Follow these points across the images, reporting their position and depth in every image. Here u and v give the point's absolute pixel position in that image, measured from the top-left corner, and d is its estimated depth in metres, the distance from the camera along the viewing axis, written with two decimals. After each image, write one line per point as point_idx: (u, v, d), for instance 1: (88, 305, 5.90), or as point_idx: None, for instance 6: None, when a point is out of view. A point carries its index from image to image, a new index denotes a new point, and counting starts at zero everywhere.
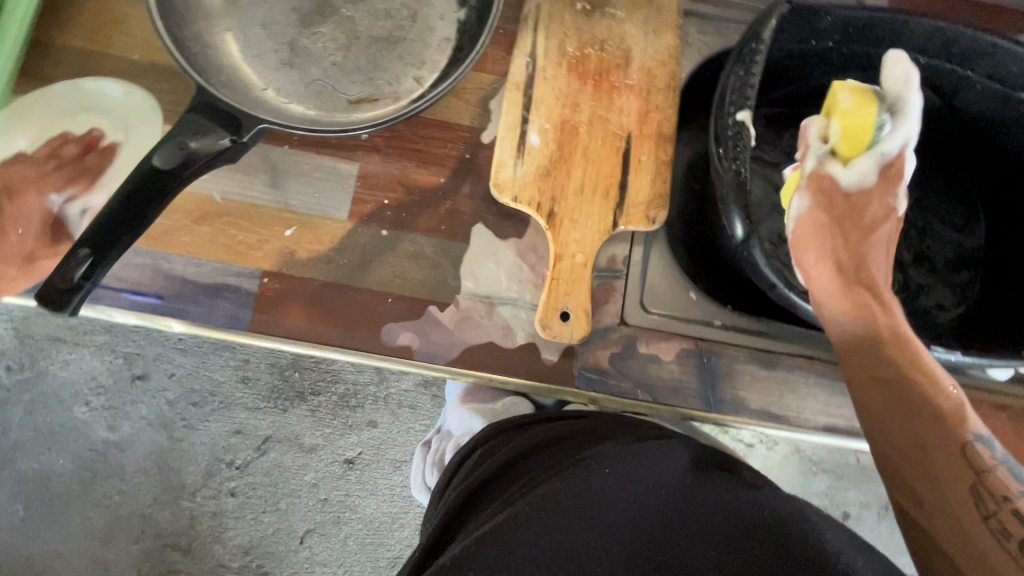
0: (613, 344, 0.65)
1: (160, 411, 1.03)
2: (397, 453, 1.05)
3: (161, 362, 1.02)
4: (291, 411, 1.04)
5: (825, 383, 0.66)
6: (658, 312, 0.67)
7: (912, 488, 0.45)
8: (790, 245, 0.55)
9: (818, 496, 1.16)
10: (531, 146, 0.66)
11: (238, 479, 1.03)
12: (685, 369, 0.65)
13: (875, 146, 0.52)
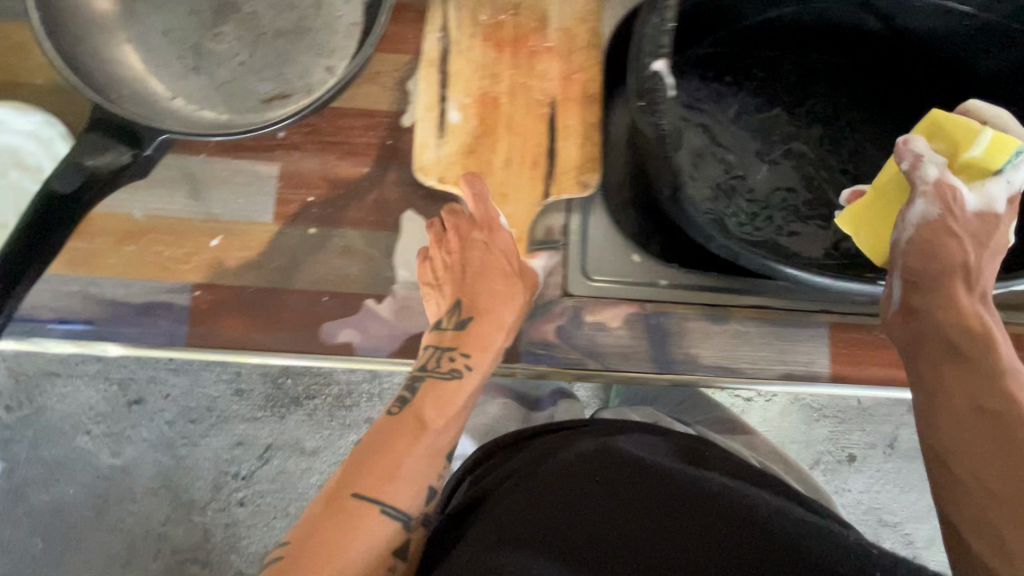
0: (558, 317, 0.64)
1: (160, 433, 1.05)
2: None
3: (155, 384, 1.05)
4: (287, 417, 1.06)
5: (779, 332, 0.65)
6: (602, 279, 0.66)
7: (980, 515, 0.43)
8: (911, 248, 0.55)
9: (822, 443, 1.16)
10: (451, 123, 0.63)
11: (245, 489, 1.05)
12: (634, 333, 0.64)
13: (1006, 172, 0.56)
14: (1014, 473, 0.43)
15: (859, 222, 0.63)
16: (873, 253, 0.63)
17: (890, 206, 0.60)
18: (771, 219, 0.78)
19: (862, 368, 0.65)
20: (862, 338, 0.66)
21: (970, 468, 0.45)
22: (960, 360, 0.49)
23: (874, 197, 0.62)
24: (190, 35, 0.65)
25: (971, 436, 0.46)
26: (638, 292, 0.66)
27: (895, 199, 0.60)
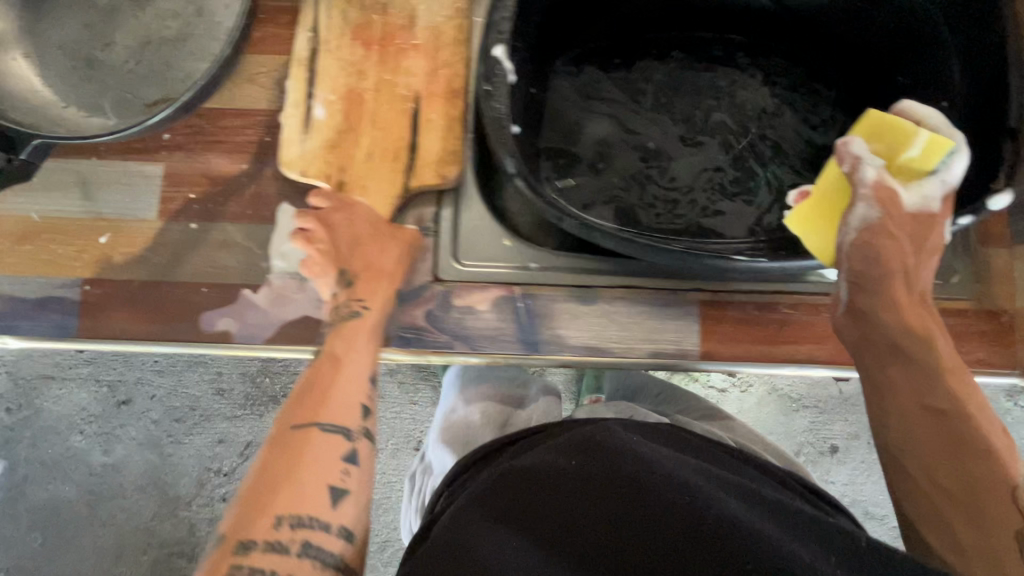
0: (427, 302, 0.66)
1: (148, 431, 1.09)
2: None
3: (142, 385, 1.09)
4: (267, 416, 1.09)
5: (649, 312, 0.65)
6: (472, 263, 0.67)
7: (935, 501, 0.53)
8: (857, 246, 0.56)
9: (802, 434, 1.13)
10: (316, 119, 0.66)
11: (228, 485, 1.09)
12: (501, 316, 0.65)
13: (938, 172, 0.56)
14: (924, 465, 0.54)
15: (806, 223, 0.62)
16: (822, 255, 0.61)
17: (833, 208, 0.60)
18: (694, 203, 0.72)
19: (733, 346, 0.65)
20: (733, 315, 0.65)
21: (921, 464, 0.54)
22: (910, 366, 0.56)
23: (818, 199, 0.62)
24: (81, 47, 0.70)
25: (920, 434, 0.54)
26: (509, 276, 0.67)
27: (838, 201, 0.59)
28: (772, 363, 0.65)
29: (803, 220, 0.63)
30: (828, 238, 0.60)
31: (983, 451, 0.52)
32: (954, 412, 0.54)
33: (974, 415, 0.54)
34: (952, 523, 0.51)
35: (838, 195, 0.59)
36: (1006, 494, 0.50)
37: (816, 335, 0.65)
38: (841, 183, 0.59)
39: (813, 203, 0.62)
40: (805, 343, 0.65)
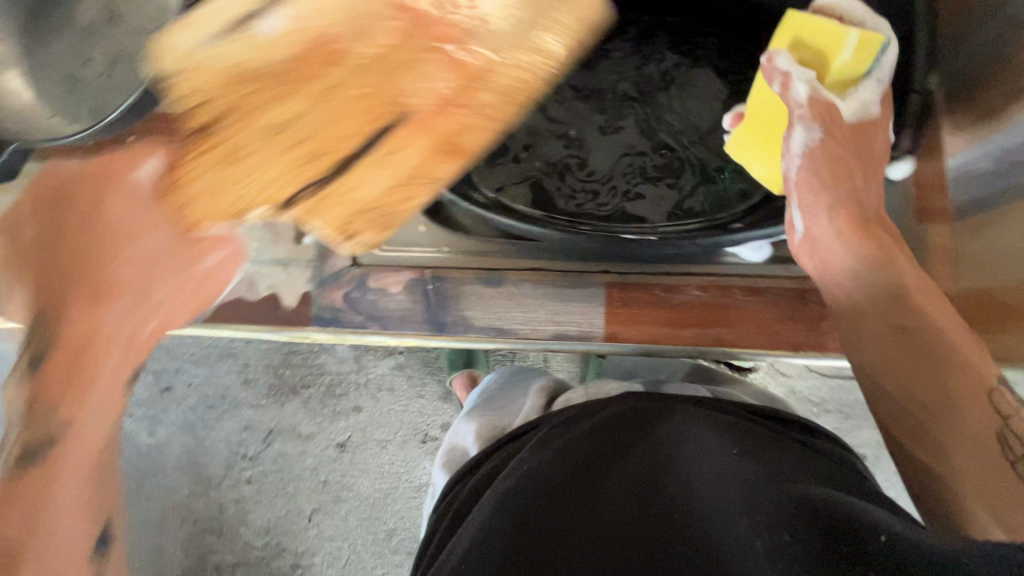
0: (345, 284, 0.70)
1: (185, 415, 1.19)
2: (383, 433, 1.17)
3: (181, 374, 1.20)
4: (287, 405, 1.18)
5: (552, 294, 0.66)
6: (389, 248, 0.70)
7: (923, 427, 0.47)
8: (807, 177, 0.56)
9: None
10: None
11: (251, 468, 1.17)
12: (412, 298, 0.69)
13: (872, 74, 0.55)
14: (926, 402, 0.47)
15: (748, 154, 0.64)
16: (769, 182, 0.64)
17: (773, 135, 0.61)
18: (615, 189, 0.71)
19: (639, 329, 0.64)
20: (640, 298, 0.64)
21: (900, 383, 0.50)
22: (900, 302, 0.52)
23: (749, 128, 0.63)
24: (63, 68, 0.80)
25: (897, 379, 0.50)
26: (421, 259, 0.70)
27: (777, 127, 0.60)
28: (680, 346, 0.63)
29: (744, 150, 0.64)
30: (773, 163, 0.62)
31: (955, 359, 0.48)
32: (917, 326, 0.50)
33: (940, 326, 0.50)
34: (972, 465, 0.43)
35: (774, 120, 0.60)
36: (984, 396, 0.45)
37: (725, 318, 0.63)
38: (772, 109, 0.60)
39: (747, 133, 0.63)
40: (715, 326, 0.63)
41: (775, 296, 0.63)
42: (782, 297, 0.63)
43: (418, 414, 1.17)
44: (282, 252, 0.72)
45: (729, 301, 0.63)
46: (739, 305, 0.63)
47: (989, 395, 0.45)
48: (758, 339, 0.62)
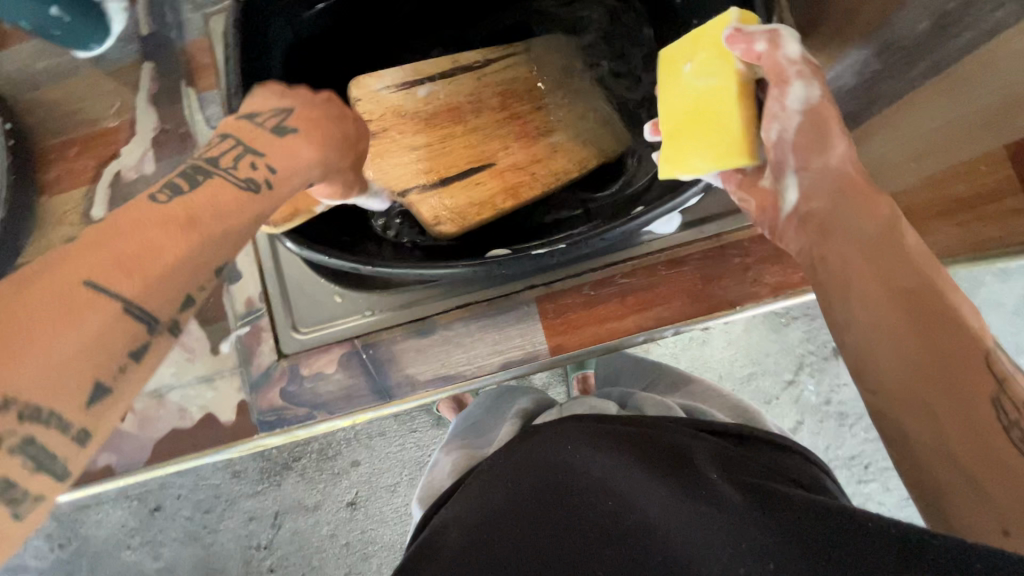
0: (278, 381, 0.67)
1: (186, 528, 1.14)
2: (389, 479, 1.13)
3: (166, 488, 1.14)
4: (285, 482, 1.14)
5: (487, 325, 0.65)
6: (312, 328, 0.67)
7: (918, 397, 0.38)
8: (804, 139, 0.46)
9: (801, 346, 1.04)
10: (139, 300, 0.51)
11: (271, 555, 1.13)
12: (350, 373, 0.66)
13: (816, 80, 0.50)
14: (925, 416, 0.37)
15: (685, 155, 0.52)
16: (722, 162, 0.50)
17: (716, 133, 0.50)
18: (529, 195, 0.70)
19: (580, 334, 0.63)
20: (572, 303, 0.63)
21: (910, 383, 0.38)
22: (859, 237, 0.44)
23: (670, 136, 0.53)
24: None
25: (932, 399, 0.37)
26: (349, 330, 0.67)
27: (726, 129, 0.50)
28: (623, 338, 0.63)
29: (678, 158, 0.52)
30: (717, 138, 0.50)
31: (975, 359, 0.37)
32: (921, 286, 0.40)
33: (947, 292, 0.40)
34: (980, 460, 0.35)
35: (711, 101, 0.51)
36: (983, 366, 0.36)
37: (656, 297, 0.63)
38: (722, 107, 0.50)
39: (676, 138, 0.53)
40: (649, 308, 0.63)
41: (698, 259, 0.63)
42: (705, 258, 0.63)
43: (416, 447, 1.13)
44: (205, 368, 0.68)
45: (657, 279, 0.63)
46: (666, 281, 0.63)
47: (995, 390, 0.36)
48: (693, 308, 0.62)
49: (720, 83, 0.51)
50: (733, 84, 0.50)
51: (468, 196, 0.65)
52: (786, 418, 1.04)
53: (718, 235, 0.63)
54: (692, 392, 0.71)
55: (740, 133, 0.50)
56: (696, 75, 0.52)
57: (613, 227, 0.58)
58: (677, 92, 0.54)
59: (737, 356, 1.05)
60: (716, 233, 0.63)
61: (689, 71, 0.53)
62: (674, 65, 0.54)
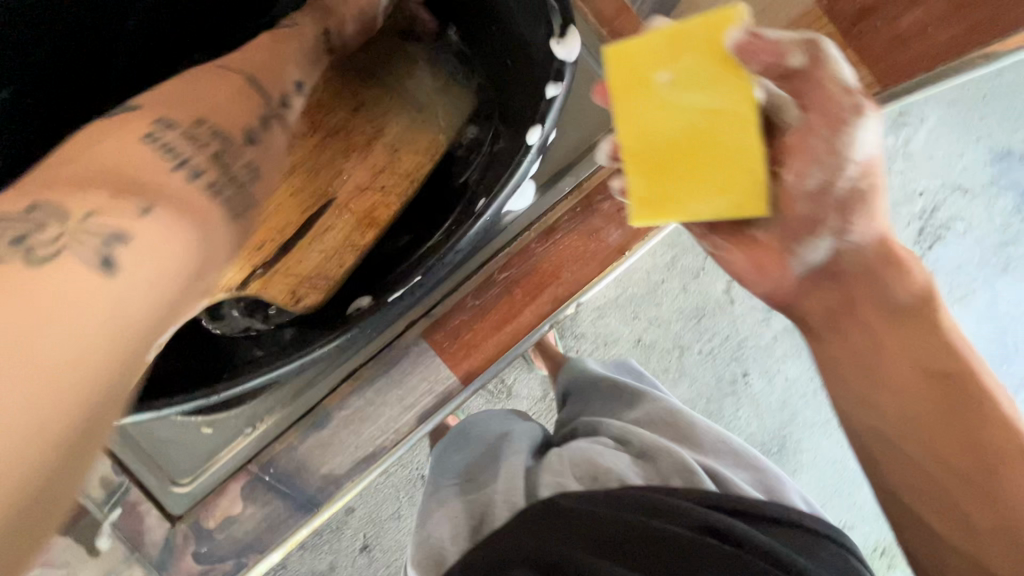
0: (186, 547, 0.56)
1: None
2: (387, 510, 1.07)
3: None
4: (288, 561, 1.05)
5: (384, 384, 0.57)
6: (195, 475, 0.57)
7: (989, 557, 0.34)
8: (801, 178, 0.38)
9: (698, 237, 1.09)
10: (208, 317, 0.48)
11: None
12: (262, 502, 0.56)
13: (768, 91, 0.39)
14: (939, 482, 0.36)
15: (676, 201, 0.35)
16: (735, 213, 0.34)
17: (719, 176, 0.33)
18: None
19: (485, 349, 0.56)
20: (461, 321, 0.56)
21: (914, 436, 0.37)
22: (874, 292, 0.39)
23: (645, 176, 0.35)
24: None
25: (915, 445, 0.37)
26: (236, 460, 0.57)
27: (739, 168, 0.33)
28: (529, 335, 0.57)
29: (665, 207, 0.35)
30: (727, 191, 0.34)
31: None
32: (952, 371, 0.37)
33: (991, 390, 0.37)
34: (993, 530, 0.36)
35: (722, 134, 0.32)
36: None
37: (545, 276, 0.56)
38: (738, 143, 0.33)
39: (660, 180, 0.35)
40: (544, 292, 0.56)
41: (570, 219, 0.56)
42: (576, 214, 0.57)
43: (400, 466, 1.08)
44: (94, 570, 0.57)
45: (539, 257, 0.56)
46: (549, 256, 0.56)
47: None
48: (587, 271, 0.57)
49: (725, 103, 0.32)
50: (746, 112, 0.32)
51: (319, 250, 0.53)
52: (716, 283, 1.10)
53: (578, 186, 0.57)
54: (700, 441, 0.60)
55: (760, 170, 0.33)
56: (682, 88, 0.33)
57: (463, 234, 0.50)
58: (650, 111, 0.34)
59: (655, 252, 1.08)
60: (575, 185, 0.58)
61: (671, 82, 0.33)
62: (644, 76, 0.33)
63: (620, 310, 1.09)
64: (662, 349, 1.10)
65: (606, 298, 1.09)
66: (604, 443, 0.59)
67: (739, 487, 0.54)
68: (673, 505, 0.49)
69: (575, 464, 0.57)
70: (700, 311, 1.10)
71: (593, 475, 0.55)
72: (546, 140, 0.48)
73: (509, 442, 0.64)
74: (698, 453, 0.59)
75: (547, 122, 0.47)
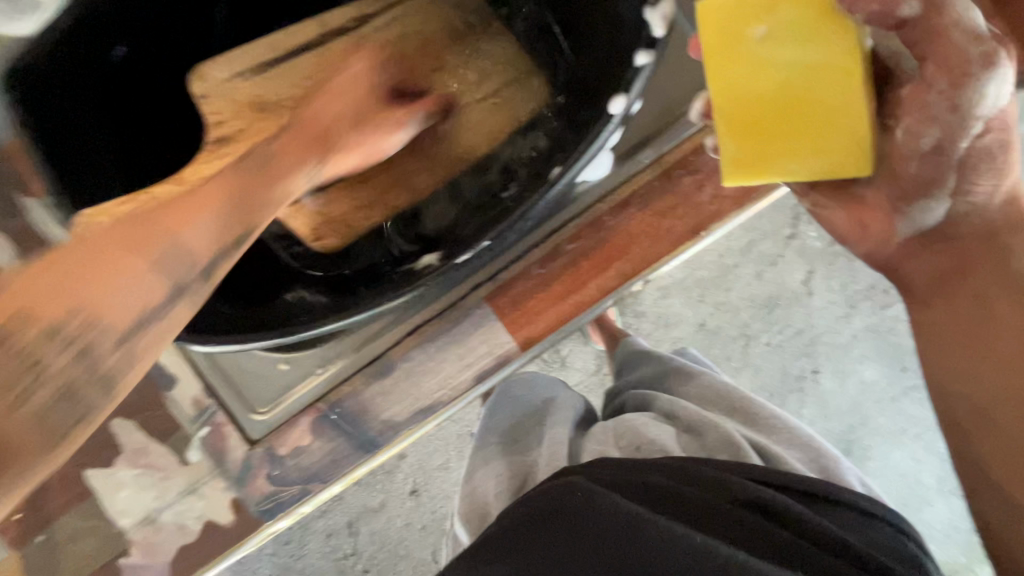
0: (261, 467, 0.62)
1: (271, 566, 1.16)
2: (438, 459, 1.13)
3: None
4: (343, 495, 1.14)
5: (448, 341, 0.59)
6: (270, 407, 0.61)
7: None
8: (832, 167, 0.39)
9: (786, 227, 1.03)
10: None
11: (360, 560, 1.15)
12: (327, 438, 0.61)
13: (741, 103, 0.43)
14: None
15: (773, 158, 0.39)
16: (833, 173, 0.38)
17: (822, 135, 0.38)
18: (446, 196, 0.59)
19: (547, 319, 0.56)
20: (526, 289, 0.56)
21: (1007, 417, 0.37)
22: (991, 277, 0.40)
23: (744, 132, 0.39)
24: None
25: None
26: (306, 399, 0.60)
27: (839, 128, 0.37)
28: (591, 308, 0.56)
29: (759, 162, 0.39)
30: (825, 149, 0.38)
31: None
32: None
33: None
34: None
35: (809, 97, 0.37)
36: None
37: (615, 251, 0.55)
38: (839, 99, 0.37)
39: (755, 138, 0.39)
40: (611, 266, 0.55)
41: (645, 196, 0.55)
42: (652, 192, 0.55)
43: (451, 421, 1.12)
44: (185, 479, 0.64)
45: (608, 232, 0.55)
46: (619, 231, 0.55)
47: None
48: (657, 251, 0.55)
49: (828, 58, 0.37)
50: (851, 59, 0.36)
51: (352, 197, 0.57)
52: (796, 272, 1.04)
53: (657, 160, 0.54)
54: (754, 419, 0.58)
55: (865, 132, 0.37)
56: (780, 44, 0.38)
57: (534, 201, 0.49)
58: (747, 67, 0.38)
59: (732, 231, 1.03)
60: (654, 158, 0.54)
61: (766, 37, 0.38)
62: (738, 28, 0.38)
63: (686, 292, 1.05)
64: (728, 337, 1.06)
65: (672, 278, 1.05)
66: (649, 416, 0.58)
67: (785, 462, 0.52)
68: (708, 476, 0.46)
69: (622, 434, 0.57)
70: (773, 301, 1.05)
71: (637, 446, 0.55)
72: (629, 111, 0.46)
73: (552, 407, 0.65)
74: (745, 428, 0.57)
75: (631, 93, 0.46)
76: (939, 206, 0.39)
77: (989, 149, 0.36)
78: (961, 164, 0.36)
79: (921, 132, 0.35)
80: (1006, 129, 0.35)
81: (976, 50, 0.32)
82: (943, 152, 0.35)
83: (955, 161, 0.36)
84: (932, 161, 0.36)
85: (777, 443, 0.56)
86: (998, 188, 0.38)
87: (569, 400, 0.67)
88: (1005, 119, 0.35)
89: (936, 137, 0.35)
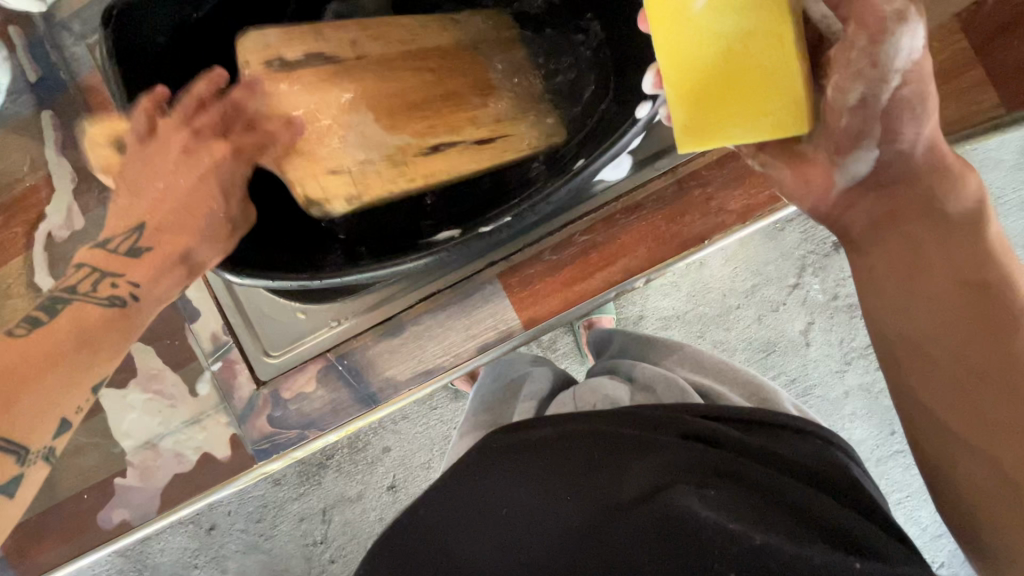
0: (263, 408, 0.65)
1: (244, 539, 1.18)
2: (421, 457, 1.15)
3: (216, 508, 1.17)
4: (323, 480, 1.16)
5: (454, 313, 0.63)
6: (280, 351, 0.65)
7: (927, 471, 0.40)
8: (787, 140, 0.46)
9: (792, 273, 1.07)
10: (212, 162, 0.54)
11: (328, 548, 1.16)
12: (330, 388, 0.64)
13: None
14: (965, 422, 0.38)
15: (721, 123, 0.43)
16: (772, 134, 0.42)
17: (756, 99, 0.42)
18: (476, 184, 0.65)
19: (549, 302, 0.61)
20: (534, 271, 0.61)
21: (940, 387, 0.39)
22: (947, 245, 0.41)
23: (690, 101, 0.43)
24: None
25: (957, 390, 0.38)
26: (318, 347, 0.64)
27: (775, 92, 0.41)
28: (594, 298, 0.61)
29: (709, 130, 0.43)
30: (763, 112, 0.42)
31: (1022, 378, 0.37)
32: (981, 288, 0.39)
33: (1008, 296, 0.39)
34: (999, 444, 0.36)
35: (744, 65, 0.41)
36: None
37: (620, 249, 0.60)
38: (772, 63, 0.41)
39: (702, 103, 0.43)
40: (614, 262, 0.60)
41: (655, 201, 0.59)
42: (663, 198, 0.59)
43: (440, 421, 1.15)
44: (188, 411, 0.68)
45: (616, 230, 0.60)
46: (630, 230, 0.59)
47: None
48: (658, 252, 0.60)
49: (759, 26, 0.40)
50: (783, 22, 0.40)
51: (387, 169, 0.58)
52: (795, 321, 1.07)
53: (672, 170, 0.59)
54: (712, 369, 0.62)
55: (798, 95, 0.41)
56: (719, 13, 0.41)
57: (558, 186, 0.54)
58: (691, 36, 0.42)
59: (737, 272, 1.07)
60: (669, 167, 0.59)
61: (705, 9, 0.41)
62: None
63: (686, 325, 1.09)
64: None
65: (673, 309, 1.09)
66: (606, 377, 0.62)
67: (724, 397, 0.57)
68: (652, 418, 0.49)
69: (581, 397, 0.60)
70: (770, 346, 1.08)
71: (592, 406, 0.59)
72: (653, 116, 0.52)
73: (528, 380, 0.68)
74: (697, 374, 0.61)
75: (657, 101, 0.51)
76: (868, 154, 0.42)
77: (906, 101, 0.40)
78: (884, 115, 0.40)
79: (847, 89, 0.40)
80: (922, 79, 0.39)
81: (888, 9, 0.37)
82: (869, 105, 0.40)
83: (877, 112, 0.40)
84: (859, 116, 0.40)
85: (720, 382, 0.60)
86: (919, 137, 0.42)
87: (544, 374, 0.70)
88: (920, 71, 0.39)
89: (860, 91, 0.39)
